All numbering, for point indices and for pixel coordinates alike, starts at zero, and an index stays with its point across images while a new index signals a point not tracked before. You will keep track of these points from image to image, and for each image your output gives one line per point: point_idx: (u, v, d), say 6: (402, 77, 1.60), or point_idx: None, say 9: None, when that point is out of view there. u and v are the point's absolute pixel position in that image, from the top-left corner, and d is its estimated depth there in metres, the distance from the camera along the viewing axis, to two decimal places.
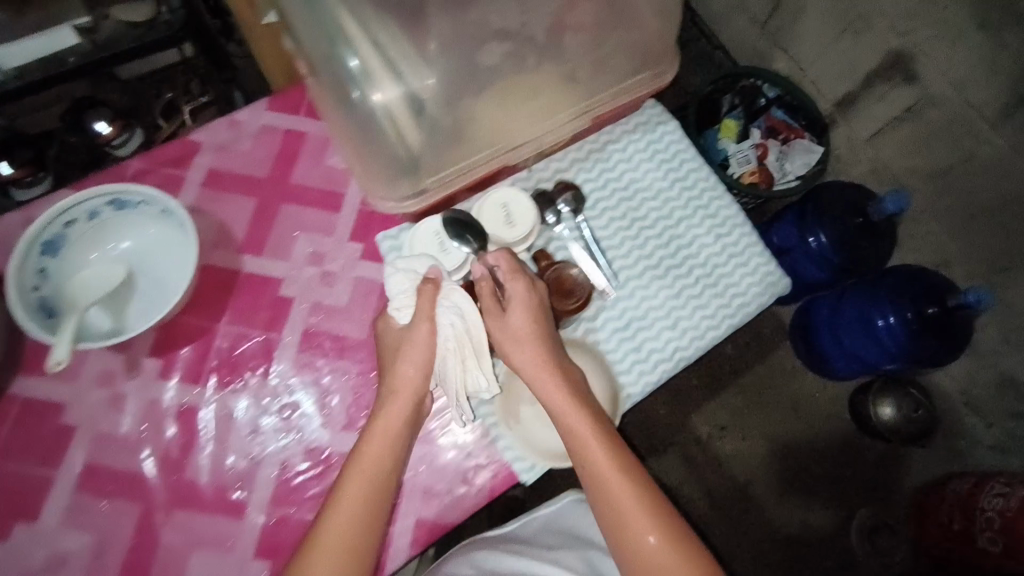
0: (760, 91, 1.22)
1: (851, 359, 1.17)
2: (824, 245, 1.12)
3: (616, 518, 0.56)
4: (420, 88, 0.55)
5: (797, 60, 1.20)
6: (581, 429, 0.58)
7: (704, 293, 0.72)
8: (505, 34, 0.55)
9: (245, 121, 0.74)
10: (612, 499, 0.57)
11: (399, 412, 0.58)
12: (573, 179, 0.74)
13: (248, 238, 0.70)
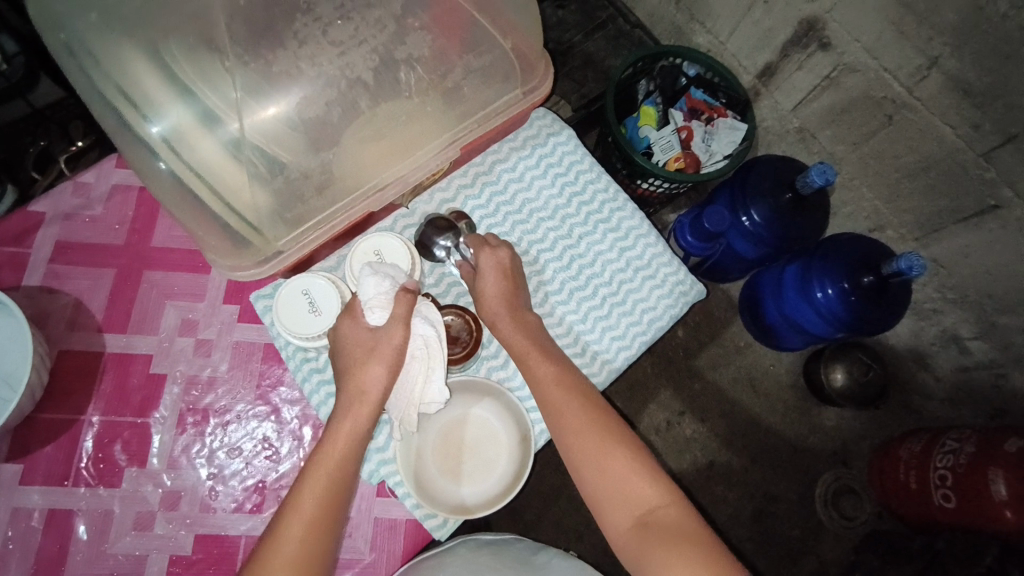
0: (680, 68, 1.15)
1: (798, 333, 1.14)
2: (759, 225, 1.03)
3: (579, 454, 0.56)
4: (239, 140, 0.51)
5: (716, 34, 1.14)
6: (545, 373, 0.58)
7: (612, 312, 0.69)
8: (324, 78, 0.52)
9: (92, 183, 0.67)
10: (582, 443, 0.55)
11: (348, 454, 0.53)
12: (461, 208, 0.69)
13: (108, 315, 0.63)
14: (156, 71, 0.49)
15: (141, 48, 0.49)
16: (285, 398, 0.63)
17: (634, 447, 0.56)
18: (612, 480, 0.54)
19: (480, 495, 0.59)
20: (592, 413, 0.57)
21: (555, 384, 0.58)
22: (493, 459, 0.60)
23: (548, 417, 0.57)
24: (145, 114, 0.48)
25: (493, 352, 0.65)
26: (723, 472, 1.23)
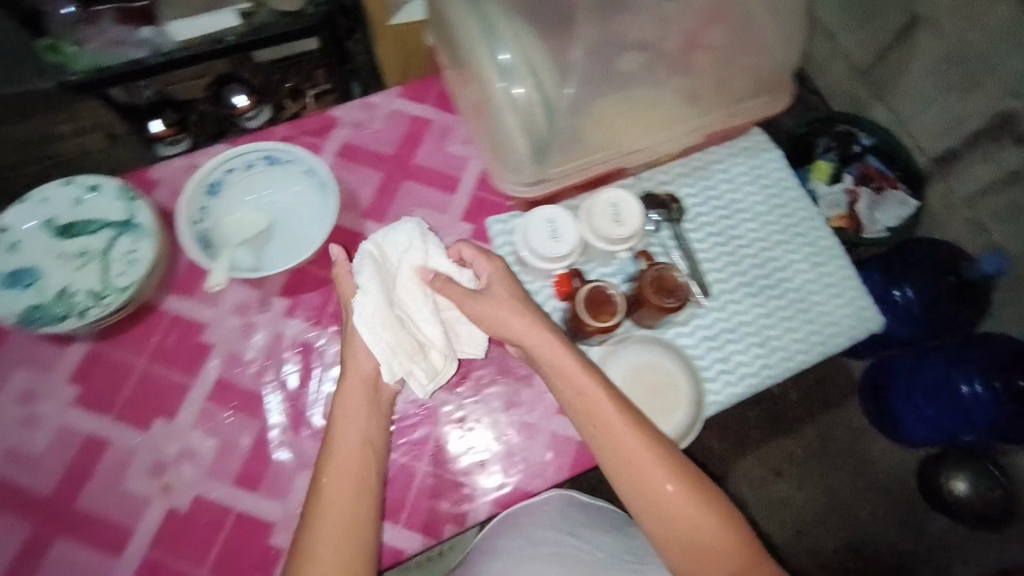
0: (855, 137, 1.18)
1: (923, 420, 1.13)
2: (912, 301, 1.07)
3: (635, 477, 0.56)
4: (560, 92, 0.59)
5: (898, 114, 1.16)
6: (593, 390, 0.59)
7: (796, 317, 0.74)
8: (642, 44, 0.58)
9: (378, 104, 0.82)
10: (625, 452, 0.56)
11: (366, 412, 0.60)
12: (676, 193, 0.77)
13: (372, 206, 0.76)
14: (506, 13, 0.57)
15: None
16: None
17: (675, 455, 0.57)
18: (650, 487, 0.55)
19: None
20: (632, 418, 0.58)
21: (587, 393, 0.59)
22: (673, 407, 0.67)
23: (588, 419, 0.59)
24: (494, 46, 0.56)
25: (684, 320, 0.73)
26: (812, 544, 1.23)
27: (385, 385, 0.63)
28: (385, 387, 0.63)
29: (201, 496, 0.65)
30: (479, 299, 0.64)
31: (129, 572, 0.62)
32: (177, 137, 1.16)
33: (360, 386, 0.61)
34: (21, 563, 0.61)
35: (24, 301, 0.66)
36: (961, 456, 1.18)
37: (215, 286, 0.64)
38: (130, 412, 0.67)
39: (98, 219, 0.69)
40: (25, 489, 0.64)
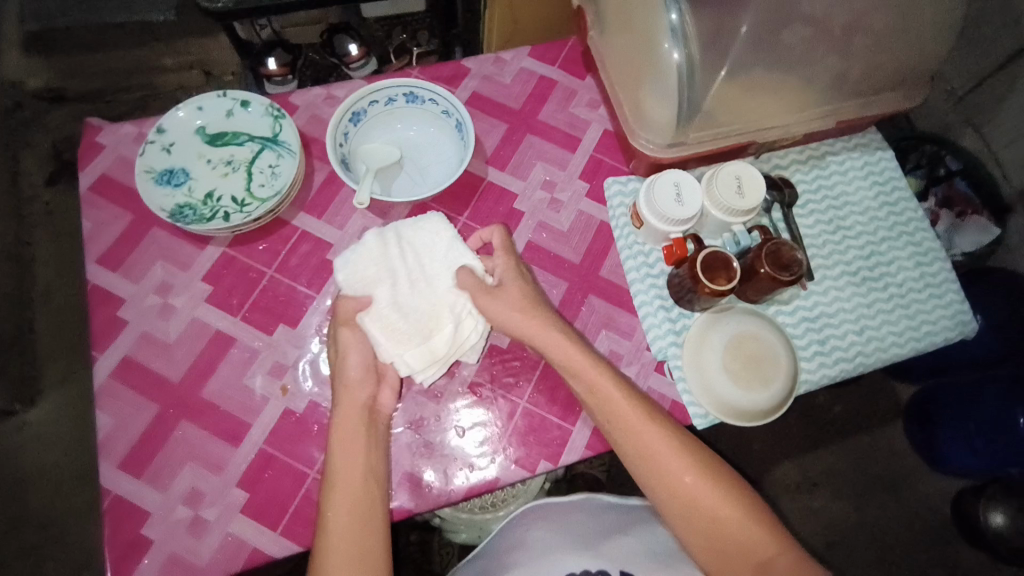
0: (941, 160, 1.13)
1: (972, 448, 1.13)
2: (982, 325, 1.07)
3: (651, 460, 0.59)
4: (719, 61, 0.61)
5: (988, 142, 1.15)
6: (598, 380, 0.62)
7: (895, 311, 0.75)
8: (810, 20, 0.61)
9: (509, 61, 0.85)
10: (641, 446, 0.60)
11: (369, 433, 0.61)
12: (789, 177, 0.79)
13: (495, 154, 0.79)
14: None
15: None
16: (608, 269, 0.75)
17: (692, 447, 0.60)
18: (670, 474, 0.59)
19: (753, 402, 0.67)
20: (652, 414, 0.61)
21: (609, 392, 0.62)
22: (771, 377, 0.67)
23: (606, 417, 0.62)
24: (668, 5, 0.58)
25: (786, 299, 0.74)
26: (842, 555, 1.28)
27: (380, 407, 0.63)
28: (381, 407, 0.63)
29: (317, 402, 0.66)
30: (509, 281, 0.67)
31: (244, 464, 0.63)
32: (285, 77, 1.19)
33: (355, 410, 0.61)
34: (145, 443, 0.63)
35: (173, 199, 0.70)
36: (1002, 491, 1.16)
37: (360, 204, 0.68)
38: (254, 314, 0.69)
39: (245, 133, 0.73)
40: (153, 373, 0.66)
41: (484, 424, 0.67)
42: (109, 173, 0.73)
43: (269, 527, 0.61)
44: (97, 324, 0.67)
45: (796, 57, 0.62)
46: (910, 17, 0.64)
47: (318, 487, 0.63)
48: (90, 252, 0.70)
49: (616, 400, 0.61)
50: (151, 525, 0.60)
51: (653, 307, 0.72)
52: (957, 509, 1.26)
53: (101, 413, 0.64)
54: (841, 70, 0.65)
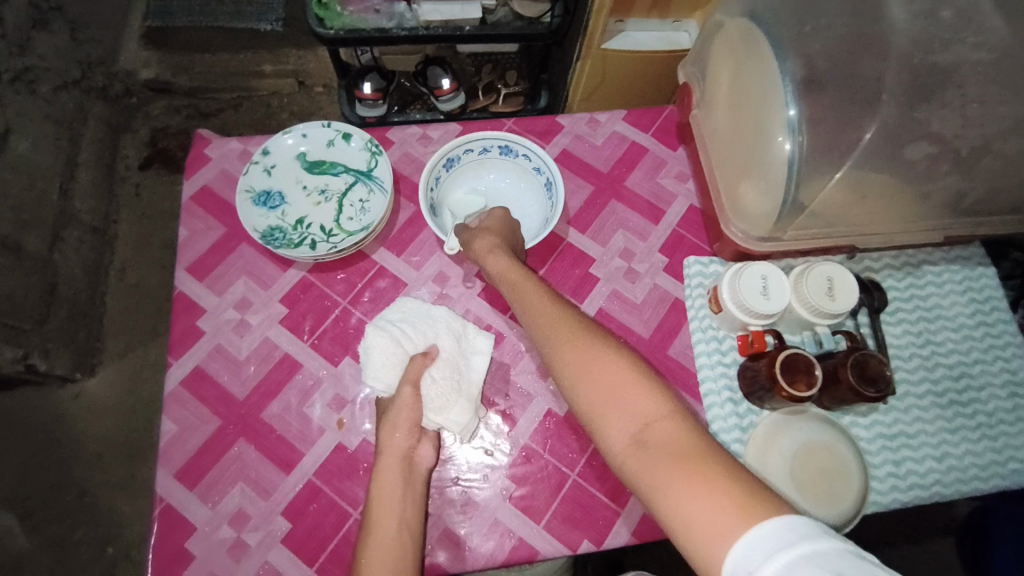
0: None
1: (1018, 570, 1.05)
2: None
3: (580, 375, 0.52)
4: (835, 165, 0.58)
5: None
6: (546, 305, 0.59)
7: (981, 441, 0.70)
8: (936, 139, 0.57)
9: (602, 122, 0.85)
10: (588, 376, 0.52)
11: (409, 481, 0.57)
12: (880, 281, 0.75)
13: (578, 215, 0.79)
14: (800, 68, 0.58)
15: (800, 56, 0.59)
16: (677, 350, 0.73)
17: (644, 375, 0.50)
18: (616, 405, 0.49)
19: (817, 518, 0.62)
20: (603, 342, 0.54)
21: (561, 329, 0.56)
22: (840, 495, 0.63)
23: (547, 343, 0.56)
24: (786, 100, 0.57)
25: (864, 411, 0.70)
26: None
27: (418, 459, 0.59)
28: (420, 457, 0.59)
29: (370, 441, 0.66)
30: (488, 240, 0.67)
31: (291, 493, 0.63)
32: (377, 101, 1.23)
33: (396, 458, 0.58)
34: (203, 455, 0.65)
35: (266, 220, 0.72)
36: None
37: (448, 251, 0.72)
38: (323, 344, 0.70)
39: (341, 165, 0.76)
40: (220, 387, 0.67)
41: (532, 491, 0.66)
42: (209, 185, 0.77)
43: (306, 562, 0.61)
44: (176, 331, 0.70)
45: (916, 172, 0.59)
46: None
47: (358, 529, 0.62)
48: (181, 259, 0.73)
49: (562, 320, 0.57)
50: (195, 540, 0.61)
51: (720, 398, 0.70)
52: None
53: (167, 419, 0.66)
54: (961, 189, 0.61)
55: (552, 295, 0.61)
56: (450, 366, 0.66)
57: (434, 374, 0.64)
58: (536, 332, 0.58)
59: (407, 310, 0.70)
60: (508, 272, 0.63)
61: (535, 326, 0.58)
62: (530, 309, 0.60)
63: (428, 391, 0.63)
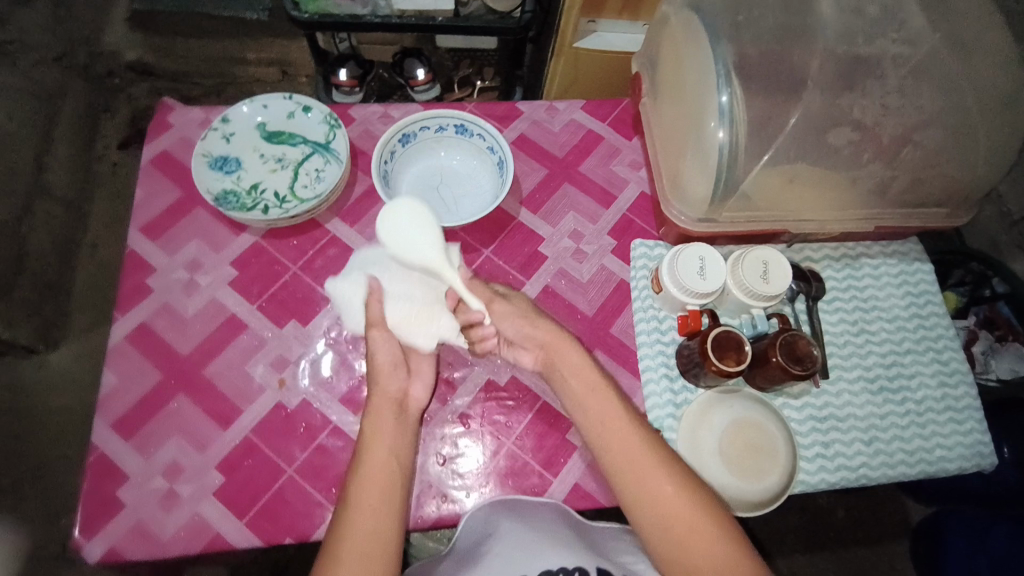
0: (987, 280, 1.09)
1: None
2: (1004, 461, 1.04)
3: (664, 518, 0.54)
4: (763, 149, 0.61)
5: None
6: (627, 437, 0.59)
7: (909, 427, 0.72)
8: (860, 124, 0.61)
9: (561, 110, 0.88)
10: (661, 501, 0.55)
11: (403, 425, 0.61)
12: (819, 271, 0.78)
13: (531, 196, 0.81)
14: (734, 54, 0.61)
15: (735, 44, 0.62)
16: (619, 328, 0.75)
17: (712, 507, 0.54)
18: (690, 541, 0.53)
19: (742, 491, 0.64)
20: (673, 470, 0.56)
21: (640, 466, 0.57)
22: (766, 470, 0.65)
23: (626, 479, 0.57)
24: (719, 86, 0.60)
25: (796, 393, 0.72)
26: None
27: (410, 399, 0.63)
28: (414, 397, 0.64)
29: (309, 401, 0.67)
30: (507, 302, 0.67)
31: (227, 448, 0.64)
32: (353, 89, 1.26)
33: (389, 404, 0.61)
34: (142, 408, 0.65)
35: (221, 184, 0.73)
36: None
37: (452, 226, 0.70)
38: (270, 306, 0.71)
39: (301, 136, 0.78)
40: (165, 342, 0.68)
41: (466, 456, 0.67)
42: (169, 150, 0.78)
43: (237, 515, 0.61)
44: (125, 288, 0.70)
45: (841, 158, 0.62)
46: (966, 138, 0.63)
47: (291, 485, 0.63)
48: (136, 219, 0.74)
49: (641, 452, 0.58)
50: (127, 490, 0.61)
51: (656, 374, 0.71)
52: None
53: (108, 372, 0.66)
54: (886, 177, 0.64)
55: (623, 403, 0.61)
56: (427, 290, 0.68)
57: (411, 296, 0.67)
58: (600, 441, 0.60)
59: (370, 258, 0.71)
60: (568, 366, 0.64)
61: (617, 459, 0.58)
62: (597, 433, 0.60)
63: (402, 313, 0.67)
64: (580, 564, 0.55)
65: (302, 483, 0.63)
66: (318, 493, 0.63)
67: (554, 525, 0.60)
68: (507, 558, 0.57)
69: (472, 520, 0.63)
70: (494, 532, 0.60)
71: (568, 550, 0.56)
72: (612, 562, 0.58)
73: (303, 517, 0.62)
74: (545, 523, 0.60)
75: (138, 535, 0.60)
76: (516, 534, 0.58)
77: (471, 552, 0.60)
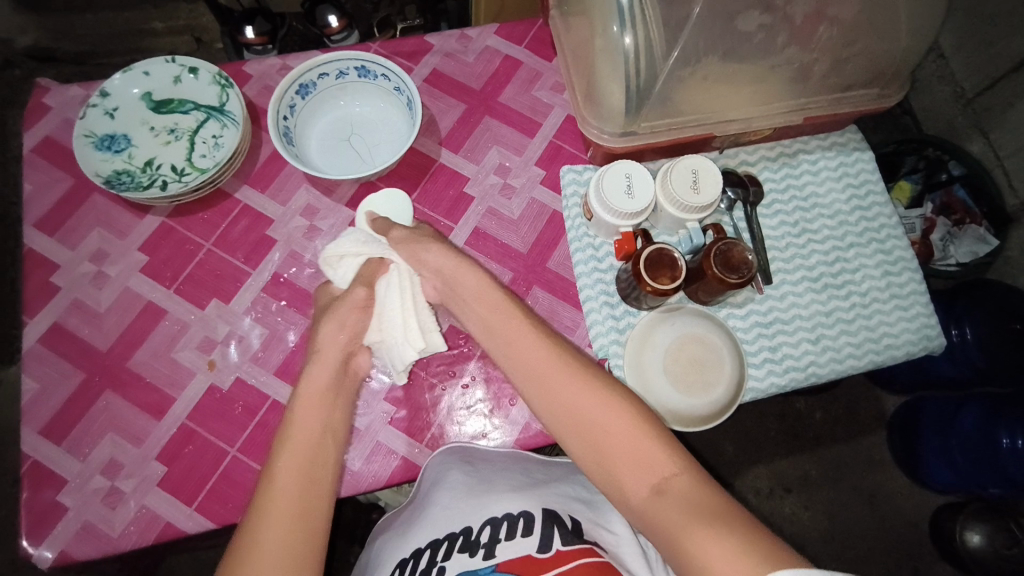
0: (944, 164, 1.08)
1: (949, 465, 1.11)
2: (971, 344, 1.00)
3: (556, 404, 0.50)
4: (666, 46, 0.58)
5: (994, 146, 1.10)
6: (517, 335, 0.54)
7: (855, 320, 0.71)
8: (769, 6, 0.57)
9: (474, 37, 0.81)
10: (558, 398, 0.50)
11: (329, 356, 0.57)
12: (756, 174, 0.75)
13: (451, 135, 0.77)
14: None
15: None
16: (555, 262, 0.72)
17: (647, 428, 0.46)
18: (592, 432, 0.48)
19: (691, 406, 0.63)
20: (569, 365, 0.51)
21: (537, 357, 0.52)
22: (712, 383, 0.64)
23: (521, 374, 0.53)
24: None
25: (739, 302, 0.71)
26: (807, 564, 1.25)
27: (355, 365, 0.59)
28: (356, 366, 0.59)
29: (243, 379, 0.65)
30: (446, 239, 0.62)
31: (164, 438, 0.62)
32: (264, 46, 1.17)
33: (337, 336, 0.59)
34: (69, 410, 0.63)
35: (110, 165, 0.68)
36: (981, 510, 1.15)
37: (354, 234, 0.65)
38: (187, 288, 0.68)
39: (192, 101, 0.72)
40: (82, 341, 0.65)
41: (414, 409, 0.66)
42: (52, 135, 0.72)
43: (185, 502, 0.60)
44: (30, 289, 0.67)
45: (754, 47, 0.59)
46: (884, 9, 0.60)
47: (235, 465, 0.62)
48: (27, 215, 0.69)
49: (530, 352, 0.53)
50: (67, 493, 0.60)
51: (597, 303, 0.70)
52: (935, 527, 1.23)
53: (27, 377, 0.64)
54: (805, 61, 0.61)
55: (509, 305, 0.57)
56: (413, 284, 0.62)
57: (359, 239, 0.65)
58: (528, 386, 0.52)
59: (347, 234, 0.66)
60: (491, 326, 0.56)
61: (515, 360, 0.53)
62: (489, 336, 0.56)
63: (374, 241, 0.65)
64: (526, 509, 0.53)
65: (246, 462, 0.62)
66: (265, 468, 0.62)
67: (505, 476, 0.59)
68: (450, 511, 0.57)
69: (425, 477, 0.62)
70: (440, 485, 0.59)
71: (514, 501, 0.55)
72: (556, 498, 0.56)
73: (253, 494, 0.61)
74: (493, 475, 0.59)
75: (87, 535, 0.59)
76: (459, 488, 0.58)
77: (419, 511, 0.61)
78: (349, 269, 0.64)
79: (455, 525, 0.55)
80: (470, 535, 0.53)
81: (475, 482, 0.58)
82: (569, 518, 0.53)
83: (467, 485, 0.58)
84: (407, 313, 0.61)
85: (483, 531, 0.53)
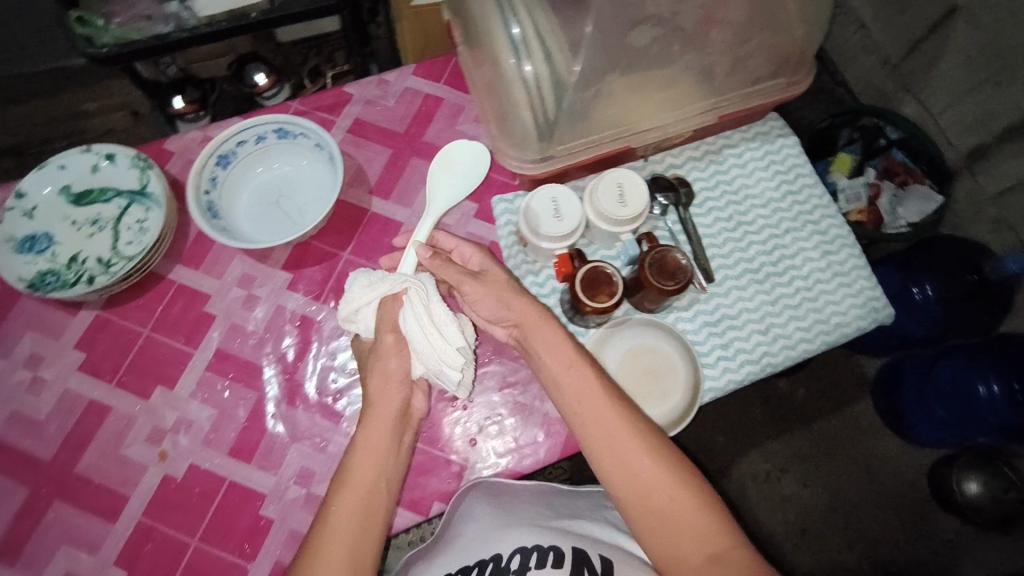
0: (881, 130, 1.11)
1: (933, 420, 1.11)
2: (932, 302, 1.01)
3: (620, 466, 0.51)
4: (566, 70, 0.59)
5: (925, 107, 1.13)
6: (583, 385, 0.55)
7: (801, 305, 0.72)
8: (658, 19, 0.58)
9: (393, 81, 0.81)
10: (623, 458, 0.51)
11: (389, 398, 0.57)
12: (685, 176, 0.76)
13: (380, 182, 0.77)
14: None
15: None
16: None
17: (713, 504, 0.50)
18: (657, 499, 0.50)
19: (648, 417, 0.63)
20: (637, 427, 0.53)
21: (604, 413, 0.53)
22: (668, 390, 0.64)
23: (583, 427, 0.53)
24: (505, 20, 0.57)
25: (685, 304, 0.71)
26: (814, 541, 1.25)
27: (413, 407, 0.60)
28: (414, 407, 0.60)
29: (197, 465, 0.63)
30: (476, 281, 0.61)
31: (121, 540, 0.61)
32: (195, 114, 1.19)
33: (393, 373, 0.58)
34: (19, 525, 0.61)
35: (34, 267, 0.67)
36: (973, 459, 1.17)
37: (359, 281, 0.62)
38: (129, 379, 0.66)
39: (112, 189, 0.71)
40: (25, 452, 0.63)
41: None
42: None
43: None
44: None
45: (650, 58, 0.61)
46: (771, 5, 0.61)
47: (199, 555, 0.60)
48: None
49: (596, 407, 0.53)
50: None
51: None
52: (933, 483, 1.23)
53: None
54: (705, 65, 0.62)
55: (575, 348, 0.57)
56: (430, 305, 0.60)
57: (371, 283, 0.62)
58: (590, 440, 0.53)
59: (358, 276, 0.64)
60: (558, 374, 0.56)
61: (581, 412, 0.54)
62: (558, 376, 0.56)
63: (381, 278, 0.62)
64: (554, 542, 0.54)
65: (209, 549, 0.60)
66: (230, 552, 0.60)
67: (535, 510, 0.60)
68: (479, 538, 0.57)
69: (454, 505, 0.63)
70: (469, 516, 0.60)
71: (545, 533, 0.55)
72: (583, 534, 0.56)
73: None
74: (525, 507, 0.60)
75: None
76: (493, 519, 0.58)
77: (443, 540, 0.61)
78: (369, 315, 0.61)
79: (484, 552, 0.55)
80: (500, 562, 0.53)
81: (508, 511, 0.59)
82: (599, 559, 0.52)
83: (501, 514, 0.59)
84: (433, 340, 0.58)
85: (514, 558, 0.53)
